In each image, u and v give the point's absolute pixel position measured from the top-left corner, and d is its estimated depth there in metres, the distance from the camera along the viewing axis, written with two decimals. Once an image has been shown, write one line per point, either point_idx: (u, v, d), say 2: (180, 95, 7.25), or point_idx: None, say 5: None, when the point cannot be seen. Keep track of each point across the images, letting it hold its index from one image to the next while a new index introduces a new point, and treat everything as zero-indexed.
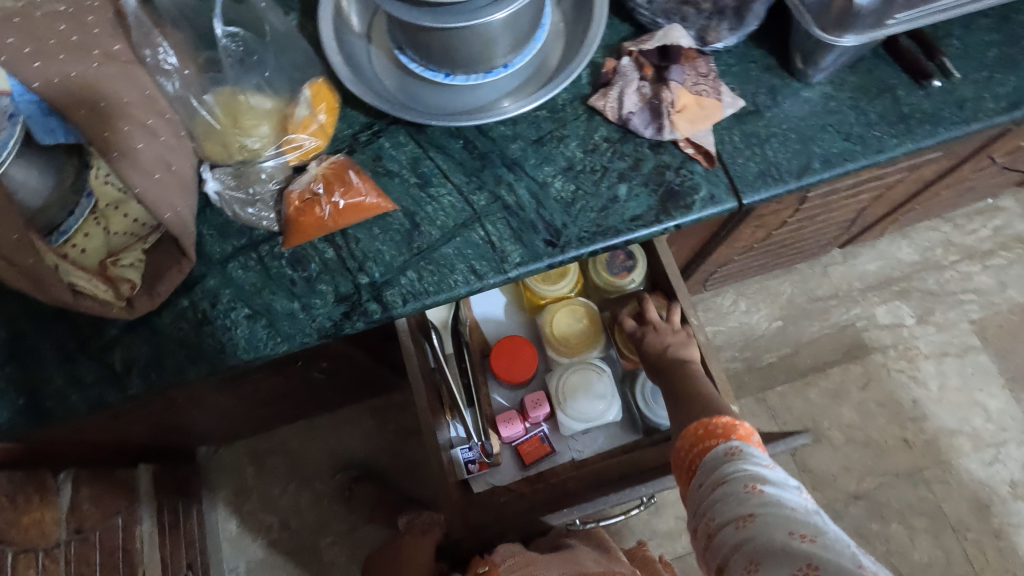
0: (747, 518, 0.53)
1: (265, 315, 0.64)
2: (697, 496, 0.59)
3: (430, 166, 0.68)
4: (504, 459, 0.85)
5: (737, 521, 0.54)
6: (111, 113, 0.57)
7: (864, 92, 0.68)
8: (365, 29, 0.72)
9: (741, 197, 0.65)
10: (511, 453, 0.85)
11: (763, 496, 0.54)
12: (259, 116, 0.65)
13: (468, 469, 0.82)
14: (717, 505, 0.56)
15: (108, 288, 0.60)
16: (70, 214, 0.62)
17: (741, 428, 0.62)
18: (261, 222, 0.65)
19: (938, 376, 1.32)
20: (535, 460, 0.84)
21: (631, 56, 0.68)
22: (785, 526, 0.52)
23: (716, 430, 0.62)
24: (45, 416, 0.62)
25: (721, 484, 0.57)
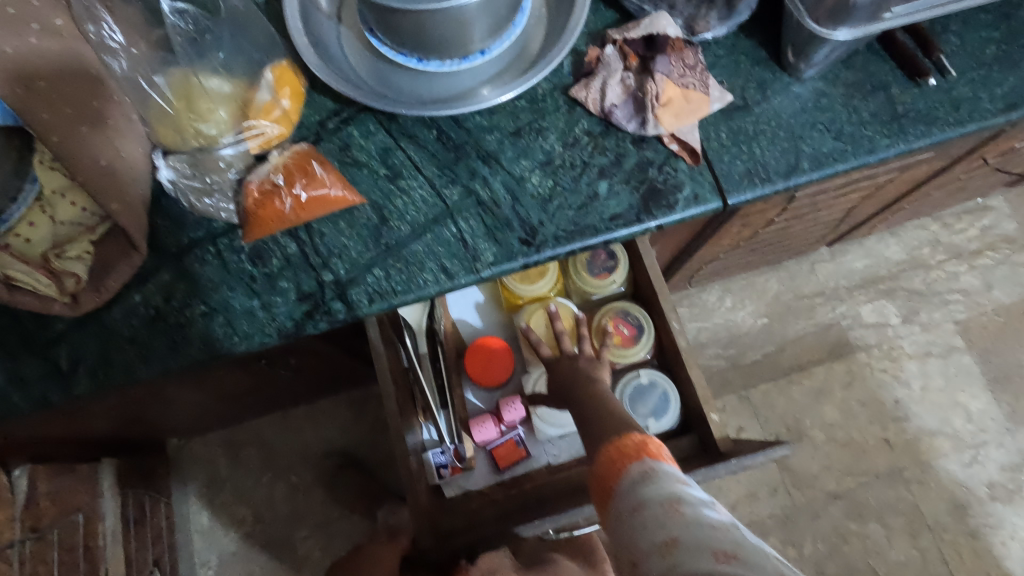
0: (669, 544, 0.44)
1: (222, 312, 0.60)
2: (622, 533, 0.48)
3: (401, 157, 0.64)
4: (478, 463, 0.83)
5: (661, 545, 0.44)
6: (51, 94, 0.53)
7: (857, 88, 0.65)
8: (334, 9, 0.68)
9: (726, 197, 0.62)
10: (485, 455, 0.83)
11: (680, 513, 0.46)
12: (217, 99, 0.60)
13: (439, 473, 0.80)
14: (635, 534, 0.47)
15: (51, 282, 0.56)
16: (12, 202, 0.59)
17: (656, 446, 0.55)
18: (219, 214, 0.61)
19: (921, 376, 1.32)
20: (509, 463, 0.81)
21: (616, 44, 0.65)
22: (705, 546, 0.43)
23: (630, 451, 0.55)
24: None
25: (640, 510, 0.48)
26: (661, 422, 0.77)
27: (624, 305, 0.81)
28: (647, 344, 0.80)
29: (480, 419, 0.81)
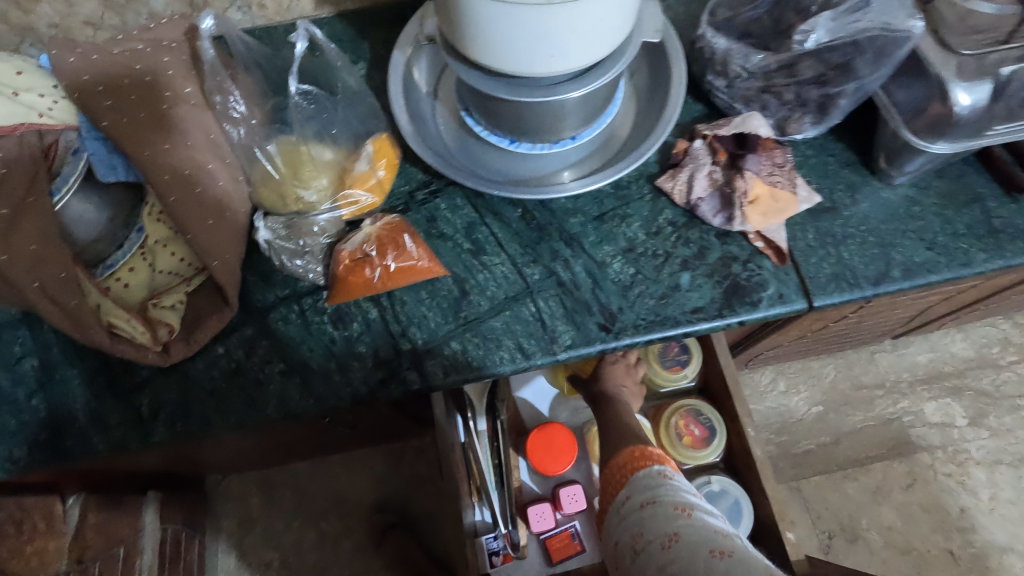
0: (673, 538, 0.53)
1: (299, 372, 0.61)
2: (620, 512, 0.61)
3: (485, 233, 0.66)
4: (530, 551, 0.82)
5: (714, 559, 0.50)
6: (175, 155, 0.57)
7: (950, 199, 0.64)
8: (432, 86, 0.71)
9: (812, 300, 0.61)
10: (538, 545, 0.82)
11: (690, 517, 0.55)
12: (319, 168, 0.63)
13: (491, 560, 0.78)
14: (645, 522, 0.56)
15: (146, 331, 0.57)
16: (118, 248, 0.60)
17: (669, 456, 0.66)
18: (307, 275, 0.63)
19: (989, 485, 1.23)
20: (562, 556, 0.80)
21: (705, 139, 0.66)
22: (704, 544, 0.51)
23: (651, 454, 0.65)
24: (64, 453, 0.59)
25: (650, 503, 0.59)
26: None
27: (696, 403, 0.80)
28: (718, 447, 0.79)
29: (539, 510, 0.78)
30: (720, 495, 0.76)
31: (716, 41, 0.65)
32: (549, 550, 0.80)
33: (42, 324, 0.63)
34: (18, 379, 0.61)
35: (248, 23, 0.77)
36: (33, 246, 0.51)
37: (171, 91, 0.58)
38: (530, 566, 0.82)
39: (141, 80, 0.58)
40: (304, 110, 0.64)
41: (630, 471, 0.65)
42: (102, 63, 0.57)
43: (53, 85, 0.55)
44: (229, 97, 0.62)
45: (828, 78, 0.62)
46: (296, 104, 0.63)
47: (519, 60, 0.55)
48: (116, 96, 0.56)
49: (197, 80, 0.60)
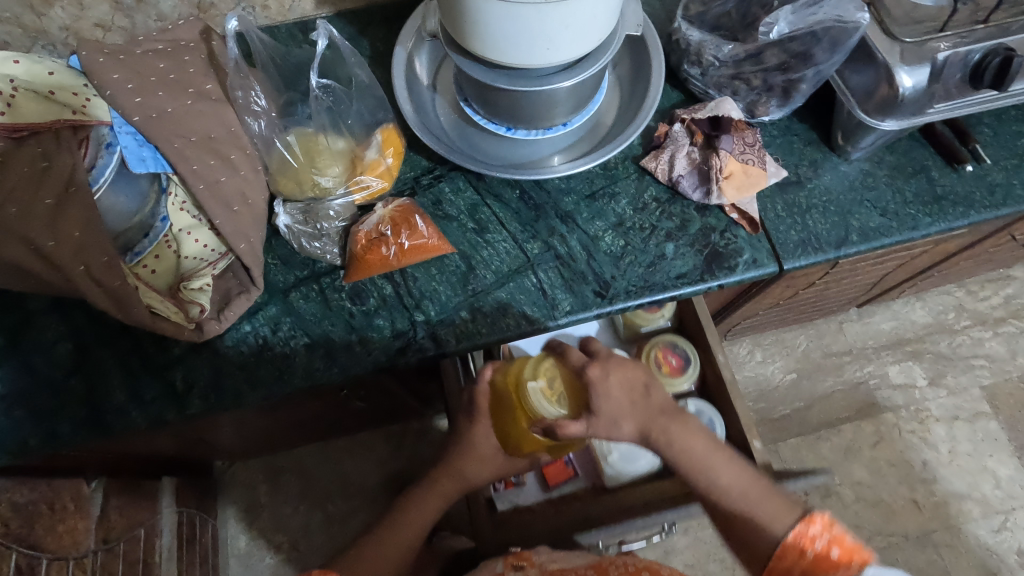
0: None
1: (323, 345, 0.66)
2: None
3: (486, 213, 0.71)
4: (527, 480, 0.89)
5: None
6: (201, 147, 0.62)
7: (900, 170, 0.72)
8: (431, 80, 0.77)
9: (782, 263, 0.69)
10: (536, 475, 0.89)
11: None
12: (333, 157, 0.68)
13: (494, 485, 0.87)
14: None
15: (180, 310, 0.63)
16: (144, 237, 0.65)
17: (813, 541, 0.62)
18: (324, 256, 0.68)
19: (948, 440, 1.34)
20: (558, 481, 0.88)
21: (683, 122, 0.72)
22: None
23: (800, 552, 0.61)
24: (105, 428, 0.63)
25: None
26: None
27: (672, 337, 0.89)
28: (691, 376, 0.86)
29: None
30: (696, 416, 0.84)
31: (691, 34, 0.72)
32: (547, 477, 0.88)
33: (74, 311, 0.67)
34: (55, 362, 0.65)
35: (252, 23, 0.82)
36: (77, 233, 0.55)
37: (194, 87, 0.63)
38: (529, 494, 0.88)
39: (166, 77, 0.62)
40: (323, 103, 0.68)
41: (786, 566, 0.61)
42: (129, 64, 0.61)
43: (85, 85, 0.59)
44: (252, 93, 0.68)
45: (790, 64, 0.69)
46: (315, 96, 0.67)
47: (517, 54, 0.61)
48: (144, 93, 0.60)
49: (216, 76, 0.65)
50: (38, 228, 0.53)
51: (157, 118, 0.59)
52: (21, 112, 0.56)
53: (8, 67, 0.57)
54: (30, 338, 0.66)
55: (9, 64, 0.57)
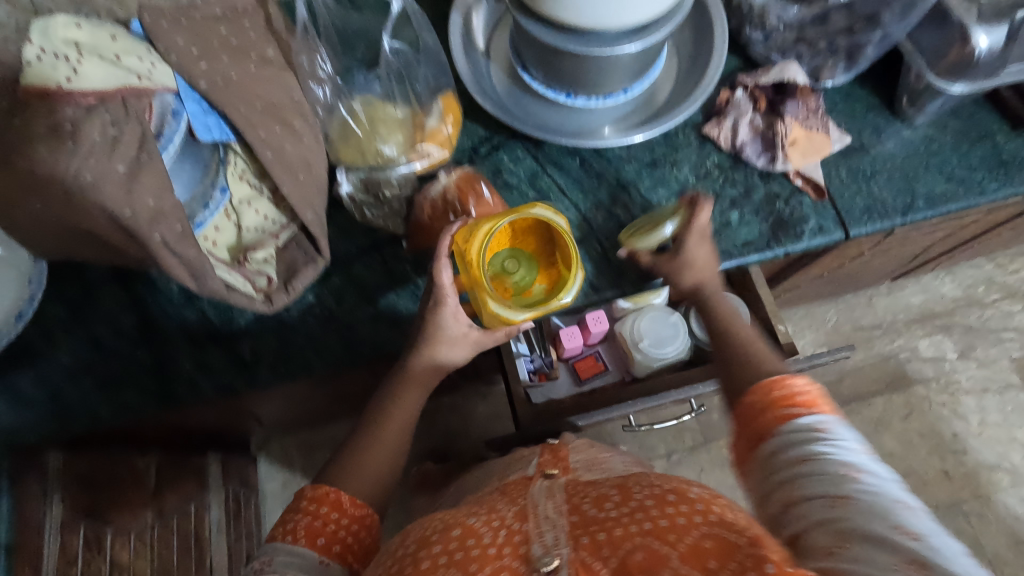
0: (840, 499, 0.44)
1: (389, 315, 0.66)
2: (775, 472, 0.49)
3: (547, 182, 0.71)
4: (560, 376, 1.01)
5: (828, 499, 0.44)
6: (266, 113, 0.60)
7: (965, 136, 0.71)
8: (485, 47, 0.75)
9: (848, 230, 0.68)
10: (568, 371, 1.02)
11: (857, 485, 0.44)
12: (394, 124, 0.67)
13: (529, 378, 0.99)
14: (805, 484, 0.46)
15: (249, 282, 0.63)
16: (204, 207, 0.62)
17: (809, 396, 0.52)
18: (387, 227, 0.67)
19: (978, 412, 1.35)
20: (588, 375, 1.00)
21: (746, 88, 0.71)
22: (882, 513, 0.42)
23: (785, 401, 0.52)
24: (176, 399, 0.64)
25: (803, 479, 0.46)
26: None
27: None
28: None
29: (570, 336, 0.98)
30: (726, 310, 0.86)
31: None
32: (577, 371, 1.01)
33: (135, 283, 0.66)
34: (119, 334, 0.65)
35: None
36: (151, 201, 0.54)
37: (256, 52, 0.61)
38: (561, 387, 1.01)
39: (229, 42, 0.61)
40: (391, 66, 0.68)
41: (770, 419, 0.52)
42: (192, 28, 0.59)
43: (148, 50, 0.57)
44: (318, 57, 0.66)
45: (857, 28, 0.69)
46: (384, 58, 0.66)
47: (590, 16, 0.59)
48: (208, 58, 0.59)
49: (276, 42, 0.64)
50: (114, 194, 0.53)
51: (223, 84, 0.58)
52: (85, 77, 0.54)
53: (71, 32, 0.55)
54: (93, 310, 0.65)
55: (72, 28, 0.56)
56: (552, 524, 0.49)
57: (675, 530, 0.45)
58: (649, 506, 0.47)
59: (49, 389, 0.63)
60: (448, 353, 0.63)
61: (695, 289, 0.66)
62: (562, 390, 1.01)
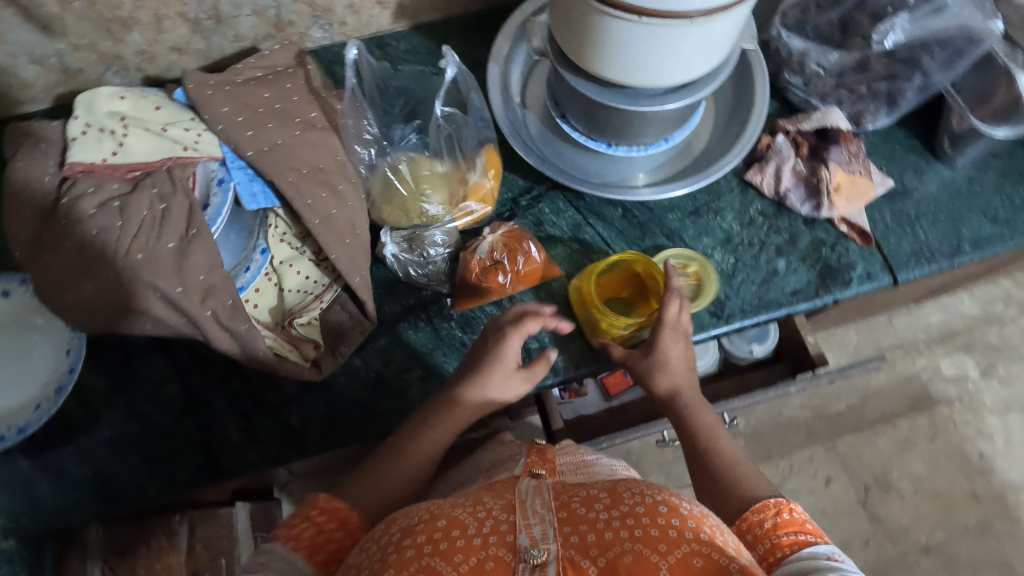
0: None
1: (438, 377, 0.64)
2: None
3: (590, 233, 0.70)
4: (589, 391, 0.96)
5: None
6: (311, 179, 0.60)
7: (1007, 176, 0.71)
8: (521, 96, 0.75)
9: (896, 275, 0.68)
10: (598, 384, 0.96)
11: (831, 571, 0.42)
12: (438, 181, 0.66)
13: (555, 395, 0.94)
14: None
15: (294, 350, 0.61)
16: (245, 271, 0.62)
17: (794, 512, 0.49)
18: (432, 285, 0.66)
19: (1003, 430, 1.35)
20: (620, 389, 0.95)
21: (788, 133, 0.71)
22: None
23: (763, 522, 0.49)
24: (223, 472, 0.62)
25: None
26: (762, 347, 0.90)
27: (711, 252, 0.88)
28: None
29: None
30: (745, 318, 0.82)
31: (792, 42, 0.70)
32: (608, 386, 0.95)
33: (177, 351, 0.65)
34: (163, 404, 0.63)
35: (327, 40, 0.79)
36: (202, 278, 0.53)
37: (300, 117, 0.61)
38: (592, 403, 0.95)
39: (272, 107, 0.60)
40: (442, 129, 0.66)
41: (768, 550, 0.47)
42: (235, 95, 0.59)
43: (192, 118, 0.57)
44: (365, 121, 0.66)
45: (897, 73, 0.68)
46: (435, 123, 0.65)
47: (641, 76, 0.59)
48: (253, 126, 0.58)
49: (318, 103, 0.63)
50: (166, 274, 0.52)
51: (270, 152, 0.58)
52: (132, 150, 0.54)
53: (116, 104, 0.55)
54: (135, 381, 0.64)
55: (116, 100, 0.55)
56: (540, 518, 0.45)
57: (667, 542, 0.42)
58: (640, 515, 0.44)
59: (93, 465, 0.61)
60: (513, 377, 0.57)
61: (672, 394, 0.60)
62: (592, 406, 0.95)
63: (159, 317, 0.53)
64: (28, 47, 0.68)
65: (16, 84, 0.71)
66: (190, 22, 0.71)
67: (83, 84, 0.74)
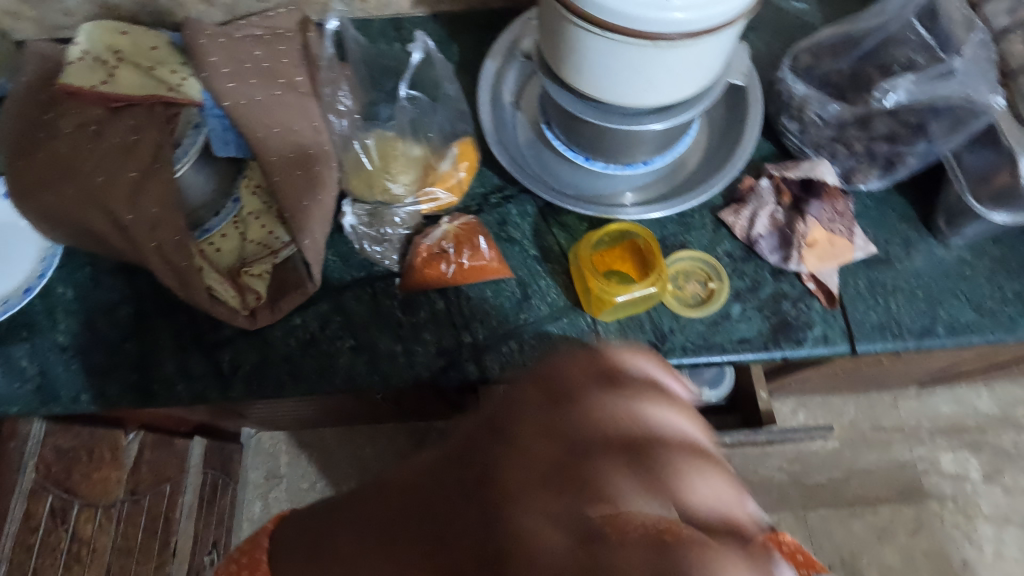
0: None
1: (368, 350, 0.65)
2: None
3: (550, 241, 0.70)
4: None
5: None
6: (282, 138, 0.62)
7: (1003, 266, 0.67)
8: (514, 97, 0.76)
9: (855, 344, 0.64)
10: None
11: None
12: (406, 163, 0.68)
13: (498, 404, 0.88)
14: None
15: (237, 297, 0.63)
16: (215, 215, 0.66)
17: None
18: (383, 262, 0.68)
19: (994, 541, 1.25)
20: None
21: (771, 179, 0.69)
22: None
23: None
24: (152, 397, 0.65)
25: None
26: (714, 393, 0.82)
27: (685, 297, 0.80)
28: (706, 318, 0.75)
29: None
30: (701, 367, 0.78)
31: (795, 86, 0.68)
32: None
33: (140, 277, 0.69)
34: (114, 323, 0.67)
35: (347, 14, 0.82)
36: (154, 209, 0.56)
37: (284, 78, 0.63)
38: None
39: (260, 65, 0.63)
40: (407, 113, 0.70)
41: None
42: (227, 48, 0.62)
43: (182, 63, 0.61)
44: (341, 92, 0.69)
45: (899, 136, 0.65)
46: (398, 105, 0.69)
47: (613, 93, 0.59)
48: (236, 78, 0.61)
49: (306, 69, 0.66)
50: (119, 199, 0.55)
51: (245, 106, 0.60)
52: (119, 84, 0.58)
53: (115, 39, 0.59)
54: (96, 296, 0.68)
55: (117, 35, 0.60)
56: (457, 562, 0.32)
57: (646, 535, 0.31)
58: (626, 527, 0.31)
59: (43, 365, 0.66)
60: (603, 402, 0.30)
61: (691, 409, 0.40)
62: None
63: (110, 237, 0.57)
64: None
65: (60, 10, 0.77)
66: None
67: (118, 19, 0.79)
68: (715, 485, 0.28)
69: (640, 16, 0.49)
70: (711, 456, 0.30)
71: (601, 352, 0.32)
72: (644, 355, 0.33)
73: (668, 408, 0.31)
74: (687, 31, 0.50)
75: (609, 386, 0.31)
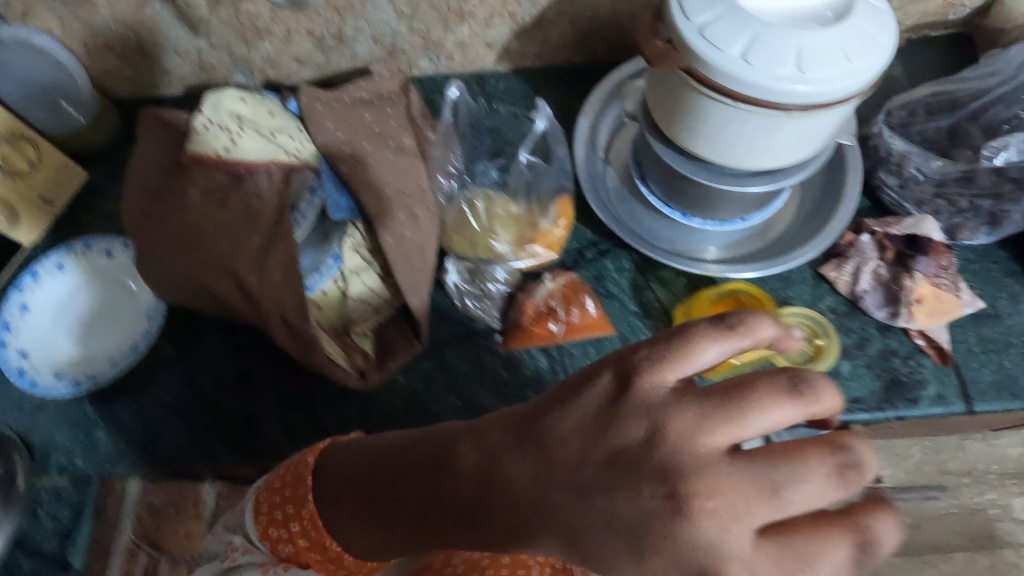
0: None
1: (472, 409, 0.65)
2: None
3: (650, 297, 0.69)
4: None
5: None
6: (394, 200, 0.63)
7: None
8: (606, 151, 0.77)
9: (972, 403, 0.63)
10: None
11: None
12: (510, 221, 0.68)
13: None
14: None
15: (345, 356, 0.63)
16: (314, 271, 0.63)
17: None
18: (484, 318, 0.68)
19: None
20: None
21: (873, 234, 0.68)
22: None
23: None
24: (256, 456, 0.65)
25: None
26: None
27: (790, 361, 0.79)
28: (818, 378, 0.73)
29: None
30: None
31: (895, 141, 0.68)
32: None
33: (241, 333, 0.69)
34: (217, 380, 0.68)
35: (432, 70, 0.84)
36: (278, 275, 0.57)
37: (394, 141, 0.64)
38: None
39: (371, 129, 0.64)
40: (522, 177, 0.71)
41: None
42: (341, 113, 0.63)
43: (299, 129, 0.62)
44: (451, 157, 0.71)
45: (1004, 194, 0.65)
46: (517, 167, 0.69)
47: (729, 156, 0.59)
48: (351, 143, 0.62)
49: (412, 131, 0.67)
50: (247, 266, 0.56)
51: (360, 170, 0.62)
52: (242, 149, 0.59)
53: (237, 105, 0.60)
54: (198, 353, 0.69)
55: (238, 102, 0.60)
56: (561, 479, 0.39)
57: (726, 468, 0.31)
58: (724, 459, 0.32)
59: (149, 423, 0.66)
60: (721, 433, 0.31)
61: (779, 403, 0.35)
62: None
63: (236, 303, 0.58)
64: (175, 42, 0.76)
65: (159, 71, 0.80)
66: (316, 38, 0.77)
67: (213, 79, 0.82)
68: (828, 479, 0.30)
69: (779, 88, 0.48)
70: (828, 447, 0.31)
71: (684, 359, 0.33)
72: (713, 344, 0.33)
73: (766, 405, 0.31)
74: (824, 101, 0.49)
75: (712, 400, 0.31)
